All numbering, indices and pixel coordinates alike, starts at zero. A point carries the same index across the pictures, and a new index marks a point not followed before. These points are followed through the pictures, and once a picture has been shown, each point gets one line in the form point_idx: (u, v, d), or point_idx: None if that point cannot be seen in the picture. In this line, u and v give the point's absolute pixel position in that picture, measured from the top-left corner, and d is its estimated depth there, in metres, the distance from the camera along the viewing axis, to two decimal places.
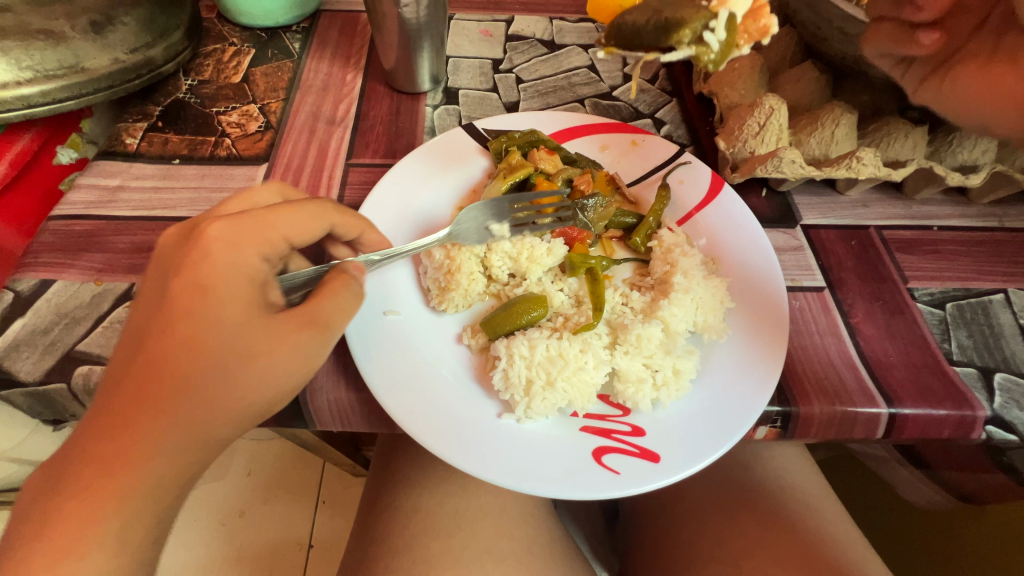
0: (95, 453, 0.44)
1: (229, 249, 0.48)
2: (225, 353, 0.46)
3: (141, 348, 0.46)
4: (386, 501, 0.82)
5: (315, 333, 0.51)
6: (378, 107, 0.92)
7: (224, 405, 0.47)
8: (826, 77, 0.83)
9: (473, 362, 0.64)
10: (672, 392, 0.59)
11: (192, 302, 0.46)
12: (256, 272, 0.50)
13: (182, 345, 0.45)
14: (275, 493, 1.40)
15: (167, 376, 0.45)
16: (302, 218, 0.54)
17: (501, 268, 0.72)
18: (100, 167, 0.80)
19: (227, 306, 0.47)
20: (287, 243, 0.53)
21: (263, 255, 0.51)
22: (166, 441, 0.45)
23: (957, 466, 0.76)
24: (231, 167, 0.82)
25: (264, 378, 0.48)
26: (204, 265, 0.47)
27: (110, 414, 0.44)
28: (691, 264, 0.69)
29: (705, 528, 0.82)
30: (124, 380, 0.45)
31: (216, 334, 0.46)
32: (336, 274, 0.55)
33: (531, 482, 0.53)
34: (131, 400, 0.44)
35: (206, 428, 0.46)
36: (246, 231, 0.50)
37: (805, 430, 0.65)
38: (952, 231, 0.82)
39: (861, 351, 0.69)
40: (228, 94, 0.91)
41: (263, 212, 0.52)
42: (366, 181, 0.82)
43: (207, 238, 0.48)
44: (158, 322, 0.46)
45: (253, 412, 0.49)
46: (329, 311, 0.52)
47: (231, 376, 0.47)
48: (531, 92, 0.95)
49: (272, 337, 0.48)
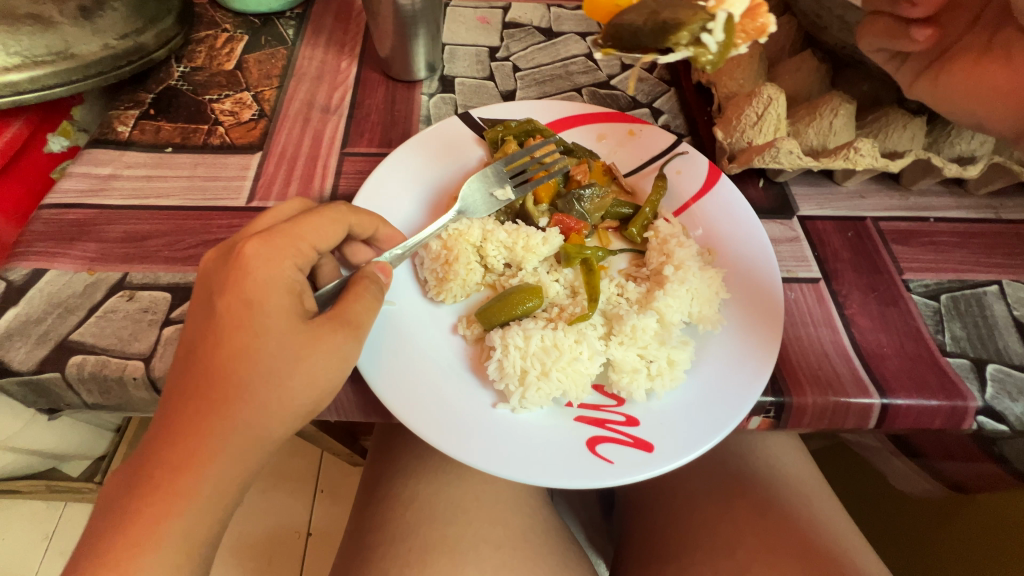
0: (164, 468, 0.45)
1: (269, 262, 0.49)
2: (275, 363, 0.47)
3: (192, 369, 0.47)
4: (384, 490, 0.83)
5: (351, 335, 0.52)
6: (374, 95, 0.91)
7: (278, 411, 0.48)
8: (826, 67, 0.82)
9: (469, 353, 0.64)
10: (666, 383, 0.60)
11: (238, 318, 0.47)
12: (293, 282, 0.51)
13: (233, 360, 0.46)
14: (273, 482, 1.41)
15: (222, 389, 0.46)
16: (325, 224, 0.55)
17: (496, 257, 0.71)
18: (92, 155, 0.79)
19: (272, 319, 0.48)
20: (316, 251, 0.54)
21: (298, 265, 0.52)
22: (224, 451, 0.46)
23: (948, 456, 0.77)
24: (225, 156, 0.81)
25: (312, 381, 0.49)
26: (245, 282, 0.48)
27: (173, 432, 0.45)
28: (686, 255, 0.69)
29: (699, 518, 0.83)
30: (182, 397, 0.46)
31: (263, 345, 0.47)
32: (359, 277, 0.56)
33: (526, 472, 0.53)
34: (191, 415, 0.45)
35: (264, 435, 0.47)
36: (278, 245, 0.51)
37: (797, 420, 0.66)
38: (948, 222, 0.82)
39: (855, 343, 0.69)
40: (221, 81, 0.90)
41: (289, 225, 0.53)
42: (361, 171, 0.81)
43: (245, 256, 0.49)
44: (209, 340, 0.47)
45: (304, 414, 0.50)
46: (358, 312, 0.53)
47: (282, 383, 0.47)
48: (528, 81, 0.94)
49: (315, 343, 0.49)
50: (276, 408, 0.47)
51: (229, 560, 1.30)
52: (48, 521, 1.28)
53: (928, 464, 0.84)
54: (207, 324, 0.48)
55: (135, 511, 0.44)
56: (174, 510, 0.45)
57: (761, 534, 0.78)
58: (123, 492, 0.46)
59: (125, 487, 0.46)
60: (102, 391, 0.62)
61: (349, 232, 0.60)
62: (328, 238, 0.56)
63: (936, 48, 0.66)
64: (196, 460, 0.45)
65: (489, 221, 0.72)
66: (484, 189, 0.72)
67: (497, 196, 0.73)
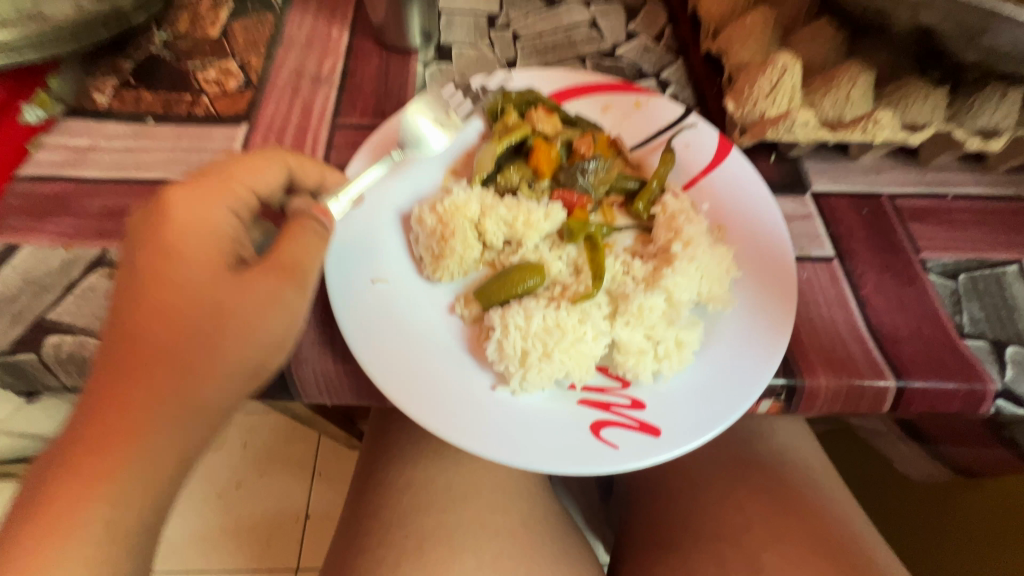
0: (98, 421, 0.47)
1: (194, 206, 0.53)
2: (201, 310, 0.50)
3: (122, 321, 0.49)
4: (379, 475, 0.81)
5: (285, 278, 0.53)
6: (367, 64, 0.86)
7: (210, 363, 0.50)
8: (843, 34, 0.78)
9: (466, 334, 0.61)
10: (674, 364, 0.57)
11: (165, 261, 0.51)
12: (221, 228, 0.54)
13: (160, 308, 0.49)
14: (270, 465, 1.39)
15: (153, 341, 0.48)
16: (265, 171, 0.59)
17: (495, 234, 0.67)
18: (68, 126, 0.75)
19: (196, 263, 0.51)
20: (251, 196, 0.58)
21: (231, 209, 0.56)
22: (156, 390, 0.48)
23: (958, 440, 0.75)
24: (209, 127, 0.77)
25: (242, 331, 0.51)
26: (169, 226, 0.52)
27: (104, 381, 0.47)
28: (696, 231, 0.65)
29: (701, 503, 0.81)
30: (116, 341, 0.49)
31: (188, 291, 0.50)
32: (298, 216, 0.56)
33: (526, 457, 0.51)
34: (120, 366, 0.48)
35: (195, 388, 0.49)
36: (206, 193, 0.55)
37: (809, 404, 0.63)
38: (966, 199, 0.78)
39: (870, 323, 0.66)
40: (205, 49, 0.85)
41: (221, 175, 0.57)
42: (353, 143, 0.77)
43: (172, 204, 0.53)
44: (138, 284, 0.50)
45: (241, 368, 0.52)
46: (294, 253, 0.54)
47: (211, 333, 0.50)
48: (529, 50, 0.90)
49: (241, 287, 0.52)
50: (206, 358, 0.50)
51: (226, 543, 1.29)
52: None
53: (937, 450, 0.82)
54: (135, 273, 0.51)
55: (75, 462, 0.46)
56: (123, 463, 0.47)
57: (762, 520, 0.77)
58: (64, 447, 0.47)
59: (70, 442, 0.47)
60: (82, 372, 0.59)
61: (292, 178, 0.61)
62: (265, 182, 0.59)
63: None
64: (127, 408, 0.47)
65: (488, 195, 0.68)
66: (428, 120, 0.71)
67: (442, 122, 0.72)
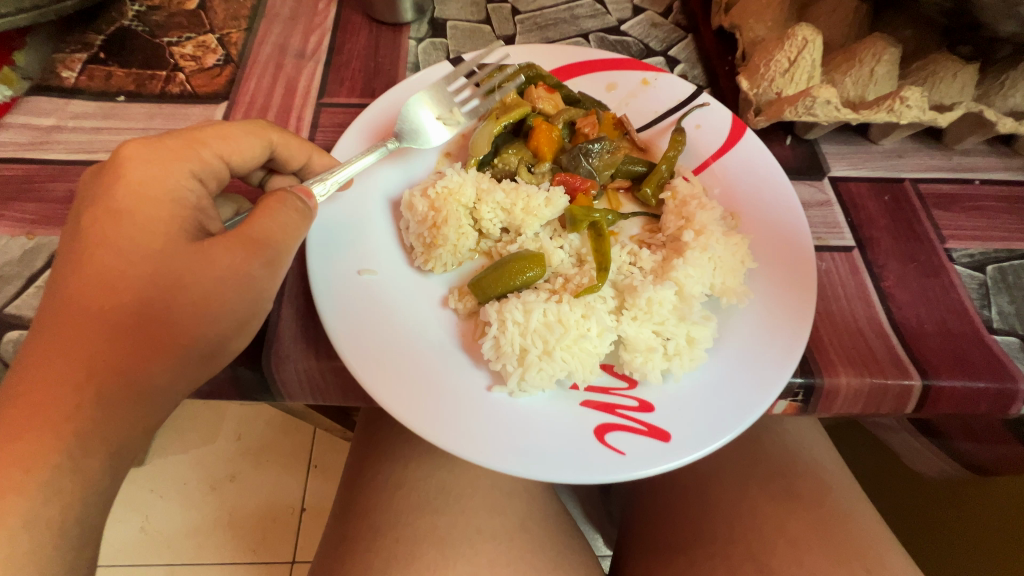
0: (29, 396, 0.42)
1: (148, 164, 0.48)
2: (150, 278, 0.45)
3: (62, 286, 0.45)
4: (370, 475, 0.77)
5: (252, 253, 0.47)
6: (355, 40, 0.80)
7: (155, 338, 0.44)
8: (866, 7, 0.72)
9: (460, 329, 0.56)
10: (684, 363, 0.53)
11: (114, 226, 0.46)
12: (180, 192, 0.48)
13: (102, 274, 0.44)
14: (264, 458, 1.35)
15: (93, 309, 0.43)
16: (237, 137, 0.53)
17: (492, 221, 0.62)
18: (32, 105, 0.70)
19: (147, 227, 0.46)
20: (220, 162, 0.52)
21: (194, 173, 0.50)
22: (98, 369, 0.43)
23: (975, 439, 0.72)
24: (185, 106, 0.72)
25: (196, 305, 0.46)
26: (120, 188, 0.47)
27: (43, 355, 0.43)
28: (709, 218, 0.61)
29: (709, 505, 0.77)
30: (58, 312, 0.44)
31: (134, 257, 0.45)
32: (274, 191, 0.50)
33: (524, 464, 0.47)
34: (60, 337, 0.43)
35: (136, 365, 0.44)
36: (166, 151, 0.49)
37: (828, 404, 0.59)
38: (994, 185, 0.74)
39: (893, 318, 0.62)
40: (181, 22, 0.79)
41: (187, 136, 0.51)
42: (340, 124, 0.72)
43: (125, 161, 0.48)
44: (85, 251, 0.45)
45: (195, 346, 0.46)
46: (265, 226, 0.48)
47: (159, 304, 0.45)
48: (529, 26, 0.84)
49: (198, 257, 0.46)
50: (152, 333, 0.44)
51: (220, 537, 1.26)
52: None
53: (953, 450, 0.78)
54: (80, 235, 0.46)
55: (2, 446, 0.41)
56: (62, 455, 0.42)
57: (774, 523, 0.73)
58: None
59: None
60: None
61: (274, 156, 0.57)
62: (239, 151, 0.53)
63: None
64: (66, 388, 0.42)
65: (485, 179, 0.64)
66: (428, 113, 0.65)
67: (444, 120, 0.66)
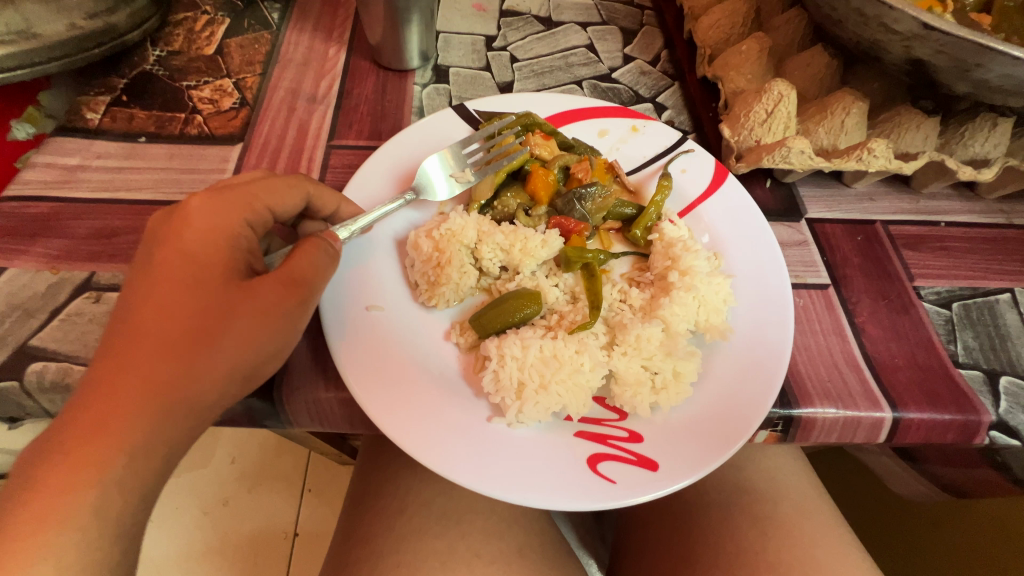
0: (84, 422, 0.44)
1: (211, 212, 0.51)
2: (206, 314, 0.47)
3: (124, 318, 0.47)
4: (371, 500, 0.79)
5: (291, 293, 0.50)
6: (363, 84, 0.86)
7: (206, 371, 0.47)
8: (837, 62, 0.78)
9: (462, 362, 0.60)
10: (671, 397, 0.56)
11: (178, 267, 0.48)
12: (234, 238, 0.51)
13: (162, 310, 0.46)
14: (258, 482, 1.36)
15: (150, 342, 0.46)
16: (285, 189, 0.55)
17: (492, 260, 0.67)
18: (58, 145, 0.74)
19: (204, 270, 0.48)
20: (270, 212, 0.55)
21: (248, 223, 0.53)
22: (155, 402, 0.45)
23: (948, 463, 0.76)
24: (202, 147, 0.76)
25: (241, 340, 0.48)
26: (187, 231, 0.49)
27: (100, 388, 0.44)
28: (693, 260, 0.65)
29: (698, 533, 0.79)
30: (117, 347, 0.45)
31: (194, 296, 0.47)
32: (307, 238, 0.53)
33: (524, 493, 0.50)
34: (118, 372, 0.45)
35: (189, 394, 0.46)
36: (225, 200, 0.52)
37: (806, 434, 0.63)
38: (960, 227, 0.79)
39: (867, 353, 0.66)
40: (200, 67, 0.84)
41: (244, 186, 0.54)
42: (349, 165, 0.77)
43: (189, 210, 0.50)
44: (148, 289, 0.47)
45: (236, 377, 0.48)
46: (301, 268, 0.51)
47: (210, 339, 0.47)
48: (526, 73, 0.90)
49: (247, 299, 0.48)
50: (204, 366, 0.46)
51: (213, 564, 1.26)
52: None
53: (927, 471, 0.83)
54: (144, 275, 0.48)
55: (47, 476, 0.43)
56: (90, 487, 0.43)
57: (759, 549, 0.75)
58: (35, 459, 0.44)
59: (39, 459, 0.44)
60: (65, 400, 0.57)
61: (310, 206, 0.59)
62: (286, 204, 0.56)
63: None
64: (120, 420, 0.44)
65: (485, 221, 0.68)
66: (444, 169, 0.70)
67: (456, 177, 0.70)
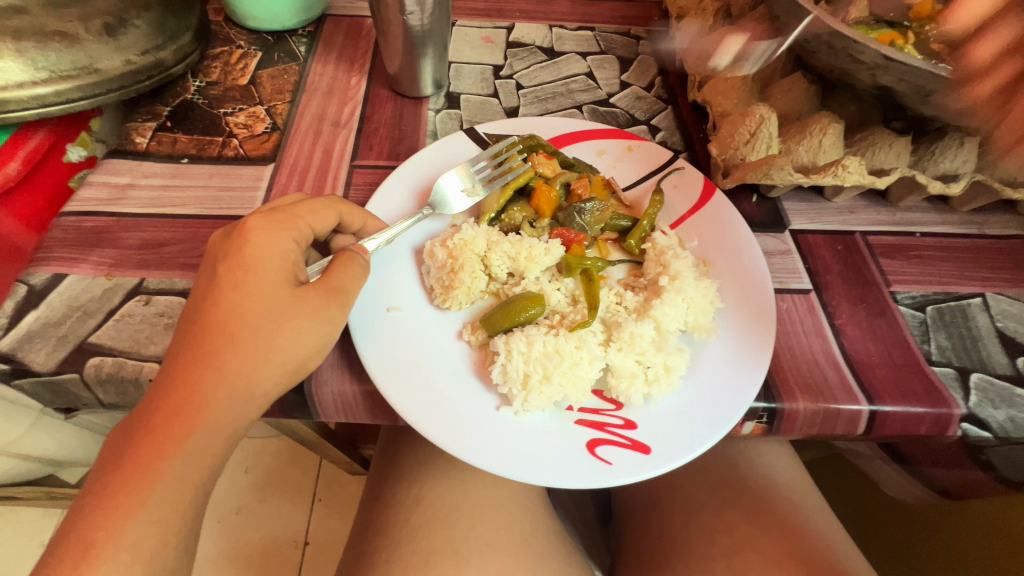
0: (163, 408, 0.51)
1: (265, 232, 0.57)
2: (263, 316, 0.54)
3: (194, 320, 0.54)
4: (388, 495, 0.84)
5: (333, 298, 0.58)
6: (382, 110, 0.94)
7: (264, 363, 0.54)
8: (815, 88, 0.86)
9: (473, 358, 0.66)
10: (663, 388, 0.62)
11: (238, 279, 0.55)
12: (284, 253, 0.58)
13: (228, 312, 0.53)
14: (271, 490, 1.41)
15: (216, 345, 0.52)
16: (324, 209, 0.63)
17: (500, 266, 0.74)
18: (111, 165, 0.82)
19: (261, 279, 0.55)
20: (312, 230, 0.62)
21: (295, 240, 0.60)
22: (221, 396, 0.52)
23: (937, 463, 0.80)
24: (239, 167, 0.84)
25: (293, 338, 0.55)
26: (245, 248, 0.56)
27: (176, 384, 0.51)
28: (683, 265, 0.72)
29: (695, 527, 0.83)
30: (188, 350, 0.52)
31: (252, 301, 0.54)
32: (343, 251, 0.62)
33: (531, 471, 0.56)
34: (190, 371, 0.52)
35: (250, 383, 0.53)
36: (277, 220, 0.59)
37: (789, 426, 0.68)
38: (934, 237, 0.85)
39: (845, 351, 0.72)
40: (235, 96, 0.93)
41: (291, 207, 0.61)
42: (370, 182, 0.84)
43: (247, 227, 0.57)
44: (211, 300, 0.54)
45: (286, 370, 0.55)
46: (342, 278, 0.59)
47: (267, 336, 0.54)
48: (530, 98, 0.98)
49: (298, 303, 0.55)
50: (263, 359, 0.53)
51: (228, 567, 1.30)
52: (44, 525, 1.35)
53: (917, 472, 0.86)
54: (210, 284, 0.55)
55: (127, 456, 0.50)
56: (162, 465, 0.50)
57: (754, 541, 0.79)
58: (121, 438, 0.51)
59: (122, 438, 0.51)
60: (119, 391, 0.64)
61: (342, 222, 0.67)
62: (324, 223, 0.63)
63: None
64: (191, 410, 0.51)
65: (494, 233, 0.75)
66: (457, 187, 0.77)
67: (467, 192, 0.78)
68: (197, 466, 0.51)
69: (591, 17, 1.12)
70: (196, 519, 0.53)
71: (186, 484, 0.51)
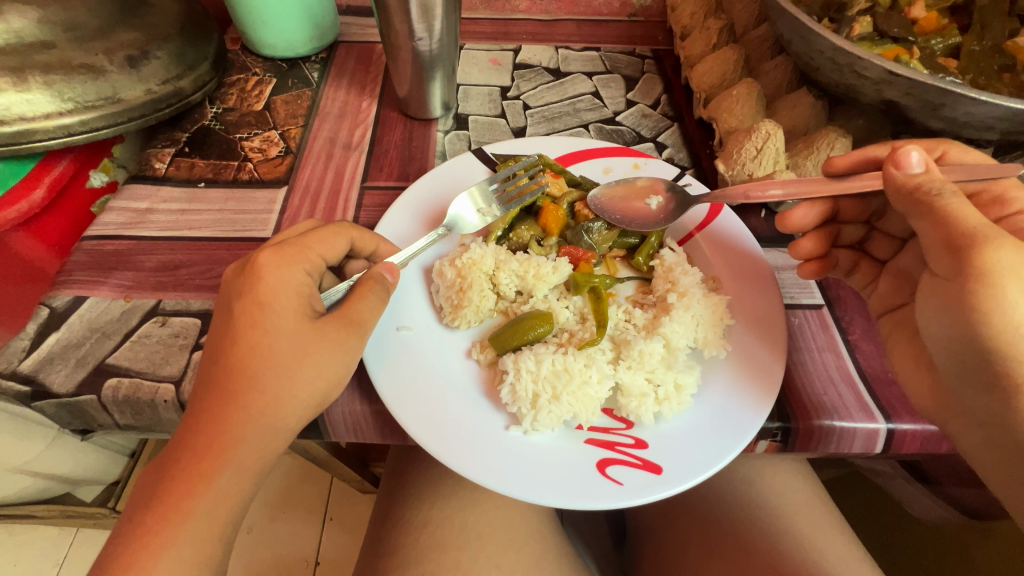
0: (191, 448, 0.52)
1: (278, 268, 0.57)
2: (283, 353, 0.54)
3: (217, 360, 0.55)
4: (398, 515, 0.83)
5: (352, 331, 0.58)
6: (392, 132, 0.96)
7: (288, 399, 0.54)
8: (822, 103, 0.86)
9: (483, 377, 0.66)
10: (673, 407, 0.62)
11: (255, 317, 0.55)
12: (300, 288, 0.58)
13: (248, 350, 0.54)
14: (282, 510, 1.41)
15: (241, 385, 0.53)
16: (333, 238, 0.63)
17: (508, 284, 0.74)
18: (131, 191, 0.85)
19: (280, 316, 0.55)
20: (322, 261, 0.62)
21: (307, 272, 0.60)
22: (246, 430, 0.53)
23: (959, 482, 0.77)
24: (254, 191, 0.86)
25: (315, 372, 0.55)
26: (258, 286, 0.56)
27: (206, 421, 0.52)
28: (690, 282, 0.73)
29: (711, 547, 0.82)
30: (215, 393, 0.53)
31: (272, 339, 0.54)
32: (367, 277, 0.63)
33: (542, 494, 0.56)
34: (218, 408, 0.53)
35: (276, 419, 0.54)
36: (287, 254, 0.59)
37: (805, 444, 0.67)
38: None
39: (860, 367, 0.70)
40: (250, 121, 0.96)
41: (300, 239, 0.61)
42: (380, 204, 0.86)
43: (259, 263, 0.57)
44: (231, 339, 0.55)
45: (310, 403, 0.56)
46: (360, 310, 0.60)
47: (289, 373, 0.54)
48: (537, 118, 1.00)
49: (317, 337, 0.56)
50: (286, 395, 0.54)
51: None
52: (57, 544, 1.36)
53: (941, 491, 0.83)
54: (228, 323, 0.56)
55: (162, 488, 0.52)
56: (192, 501, 0.51)
57: (773, 562, 0.77)
58: (156, 468, 0.53)
59: (155, 473, 0.53)
60: (134, 412, 0.65)
61: (353, 247, 0.67)
62: (334, 251, 0.64)
63: (886, 304, 0.73)
64: (220, 444, 0.52)
65: (502, 251, 0.76)
66: (472, 206, 0.79)
67: (483, 212, 0.79)
68: (225, 501, 0.53)
69: (596, 38, 1.14)
70: (225, 551, 0.55)
71: (202, 508, 0.52)
